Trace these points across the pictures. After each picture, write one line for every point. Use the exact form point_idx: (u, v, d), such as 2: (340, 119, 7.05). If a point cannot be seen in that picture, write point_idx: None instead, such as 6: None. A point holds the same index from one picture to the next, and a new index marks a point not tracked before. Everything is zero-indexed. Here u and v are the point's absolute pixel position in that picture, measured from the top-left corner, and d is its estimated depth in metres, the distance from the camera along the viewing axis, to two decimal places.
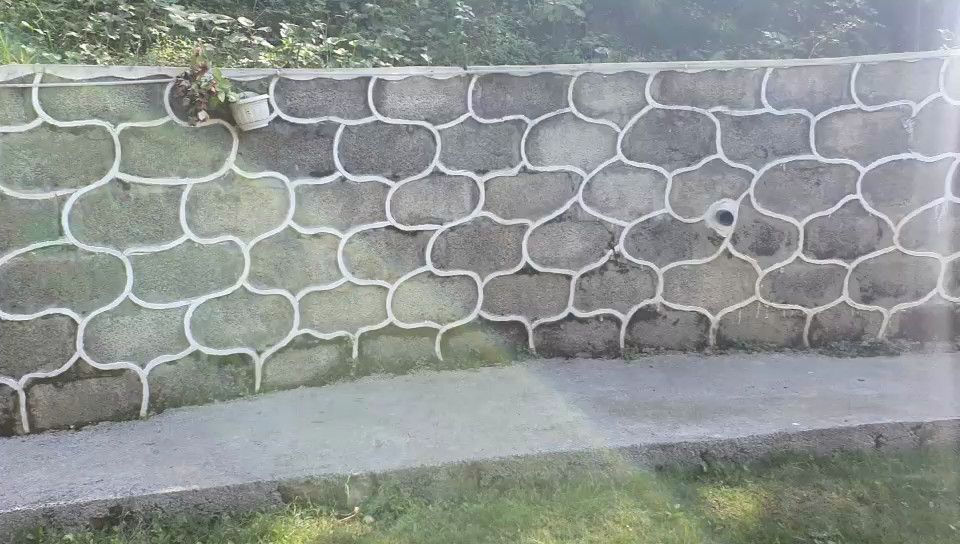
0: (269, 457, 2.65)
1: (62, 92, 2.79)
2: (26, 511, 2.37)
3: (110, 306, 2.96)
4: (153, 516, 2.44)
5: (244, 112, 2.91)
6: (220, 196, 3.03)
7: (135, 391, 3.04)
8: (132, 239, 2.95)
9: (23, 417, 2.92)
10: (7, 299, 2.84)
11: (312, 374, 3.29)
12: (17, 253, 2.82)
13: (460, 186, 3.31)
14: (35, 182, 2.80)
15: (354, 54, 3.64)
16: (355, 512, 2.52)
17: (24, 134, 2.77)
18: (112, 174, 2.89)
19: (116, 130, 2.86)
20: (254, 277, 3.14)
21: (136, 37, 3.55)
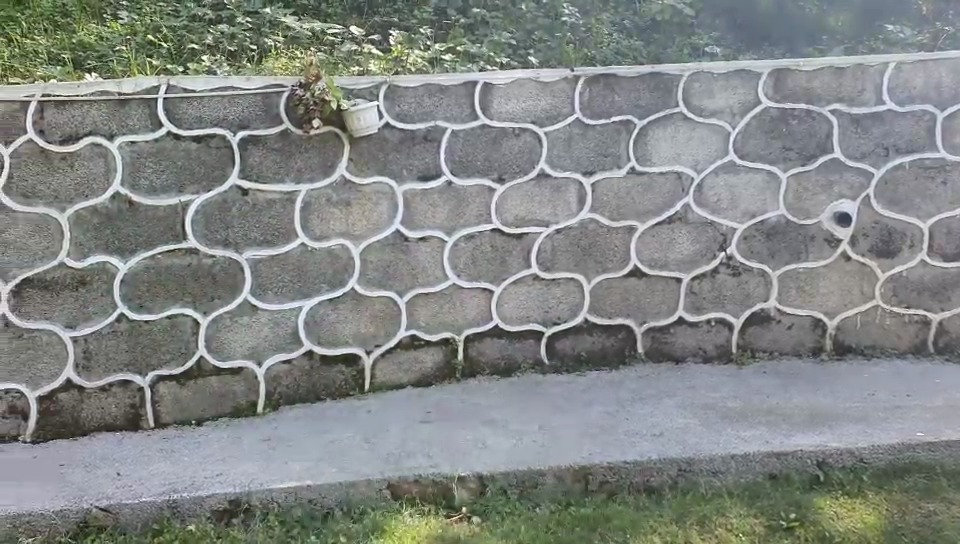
0: (378, 455, 2.70)
1: (186, 102, 2.92)
2: (151, 502, 2.48)
3: (229, 306, 3.08)
4: (270, 510, 2.52)
5: (355, 119, 2.99)
6: (333, 200, 3.11)
7: (252, 389, 3.15)
8: (250, 242, 3.06)
9: (149, 412, 3.07)
10: (135, 300, 2.99)
11: (419, 375, 3.33)
12: (144, 256, 2.97)
13: (567, 188, 3.30)
14: (162, 188, 2.94)
15: (461, 60, 3.69)
16: (463, 512, 2.55)
17: (151, 143, 2.91)
18: (233, 180, 3.00)
19: (236, 138, 2.98)
20: (365, 279, 3.20)
21: (253, 48, 3.70)
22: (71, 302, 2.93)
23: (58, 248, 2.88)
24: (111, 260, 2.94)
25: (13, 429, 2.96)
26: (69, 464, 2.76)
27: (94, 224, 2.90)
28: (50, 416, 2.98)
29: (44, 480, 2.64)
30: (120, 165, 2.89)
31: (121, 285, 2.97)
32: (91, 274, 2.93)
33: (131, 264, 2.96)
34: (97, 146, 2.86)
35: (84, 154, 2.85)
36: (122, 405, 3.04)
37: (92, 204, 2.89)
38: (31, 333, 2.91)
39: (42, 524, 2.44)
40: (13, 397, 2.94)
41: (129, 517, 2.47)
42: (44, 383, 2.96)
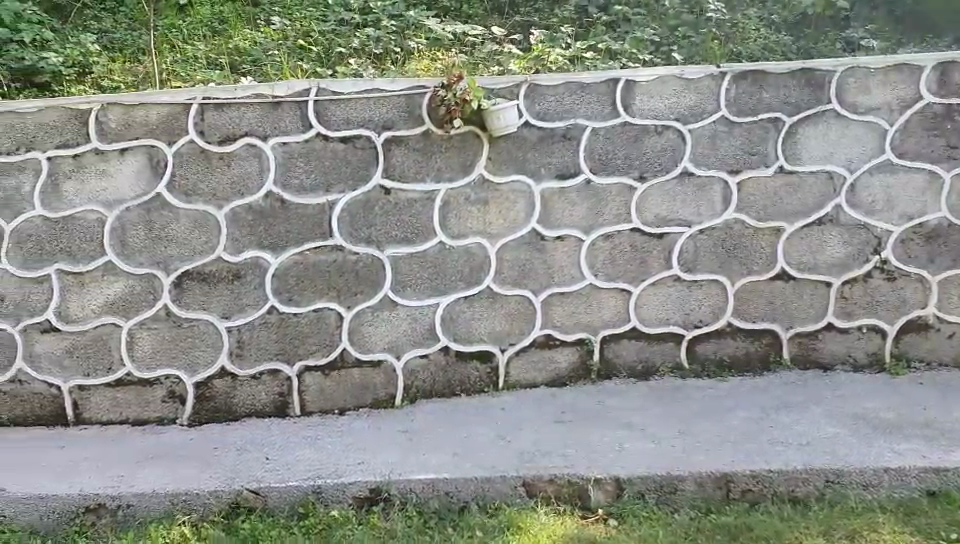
0: (514, 452, 2.72)
1: (333, 105, 3.03)
2: (297, 487, 2.59)
3: (370, 301, 3.17)
4: (408, 500, 2.57)
5: (495, 118, 3.01)
6: (471, 199, 3.15)
7: (391, 382, 3.23)
8: (391, 240, 3.14)
9: (295, 401, 3.19)
10: (284, 293, 3.13)
11: (554, 375, 3.32)
12: (293, 252, 3.10)
13: (711, 187, 3.22)
14: (311, 187, 3.07)
15: (603, 57, 3.67)
16: (599, 514, 2.53)
17: (302, 144, 3.04)
18: (376, 179, 3.10)
19: (379, 138, 3.07)
20: (501, 278, 3.23)
21: (397, 50, 3.80)
22: (226, 295, 3.10)
23: (215, 244, 3.06)
24: (263, 254, 3.09)
25: (172, 412, 3.15)
26: (222, 447, 2.92)
27: (248, 221, 3.05)
28: (204, 401, 3.16)
29: (200, 461, 2.80)
30: (272, 165, 3.03)
31: (272, 279, 3.11)
32: (244, 268, 3.09)
33: (280, 259, 3.10)
34: (253, 146, 3.01)
35: (240, 154, 3.01)
36: (269, 393, 3.18)
37: (248, 202, 3.04)
38: (189, 323, 3.10)
39: (197, 503, 2.58)
40: (172, 382, 3.14)
41: (277, 500, 2.59)
42: (200, 370, 3.14)
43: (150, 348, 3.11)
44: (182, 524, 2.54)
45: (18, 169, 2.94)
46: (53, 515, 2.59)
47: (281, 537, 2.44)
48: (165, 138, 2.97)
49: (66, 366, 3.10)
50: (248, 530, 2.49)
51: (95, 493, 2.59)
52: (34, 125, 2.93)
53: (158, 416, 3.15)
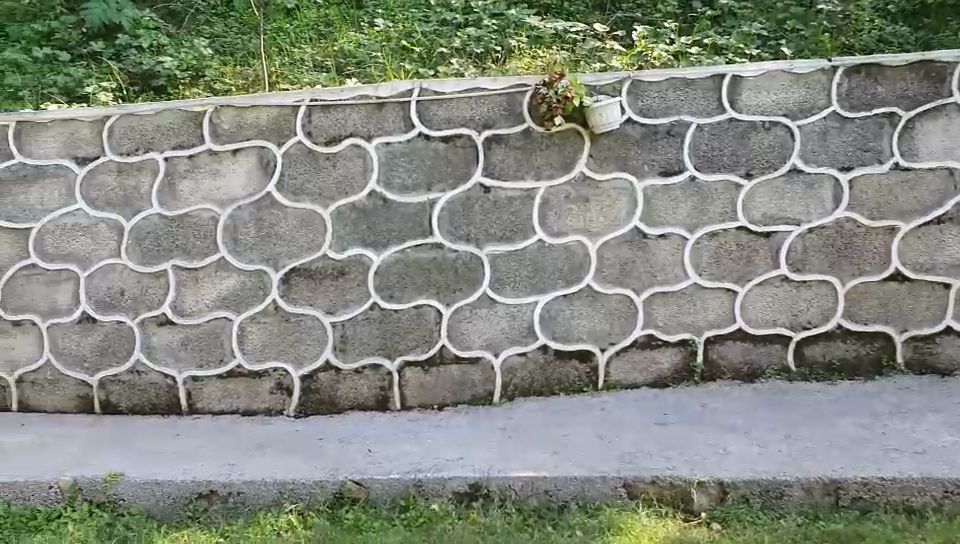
0: (614, 453, 2.70)
1: (435, 105, 3.11)
2: (399, 480, 2.64)
3: (469, 299, 3.20)
4: (508, 497, 2.59)
5: (597, 116, 3.01)
6: (572, 197, 3.14)
7: (489, 379, 3.23)
8: (491, 238, 3.16)
9: (396, 395, 3.24)
10: (386, 290, 3.20)
11: (656, 376, 3.25)
12: (396, 249, 3.17)
13: (821, 184, 3.12)
14: (413, 187, 3.15)
15: (708, 52, 3.61)
16: (701, 517, 2.48)
17: (404, 144, 3.13)
18: (476, 178, 3.14)
19: (480, 137, 3.11)
20: (602, 276, 3.19)
21: (498, 49, 3.82)
22: (330, 290, 3.20)
23: (321, 242, 3.18)
24: (366, 252, 3.18)
25: (279, 404, 3.26)
26: (326, 439, 2.99)
27: (352, 218, 3.16)
28: (310, 393, 3.25)
29: (306, 452, 2.88)
30: (376, 164, 3.14)
31: (375, 277, 3.20)
32: (349, 265, 3.19)
33: (383, 257, 3.18)
34: (357, 146, 3.13)
35: (344, 154, 3.14)
36: (372, 388, 3.24)
37: (352, 200, 3.16)
38: (296, 317, 3.22)
39: (303, 492, 2.66)
40: (279, 375, 3.25)
41: (379, 492, 2.64)
42: (306, 363, 3.24)
43: (259, 341, 3.24)
44: (289, 512, 2.61)
45: (138, 169, 3.18)
46: (167, 500, 2.70)
47: (383, 528, 2.49)
48: (275, 139, 3.14)
49: (181, 356, 3.27)
50: (352, 520, 2.55)
51: (207, 480, 2.70)
52: (153, 127, 3.17)
53: (267, 407, 3.27)
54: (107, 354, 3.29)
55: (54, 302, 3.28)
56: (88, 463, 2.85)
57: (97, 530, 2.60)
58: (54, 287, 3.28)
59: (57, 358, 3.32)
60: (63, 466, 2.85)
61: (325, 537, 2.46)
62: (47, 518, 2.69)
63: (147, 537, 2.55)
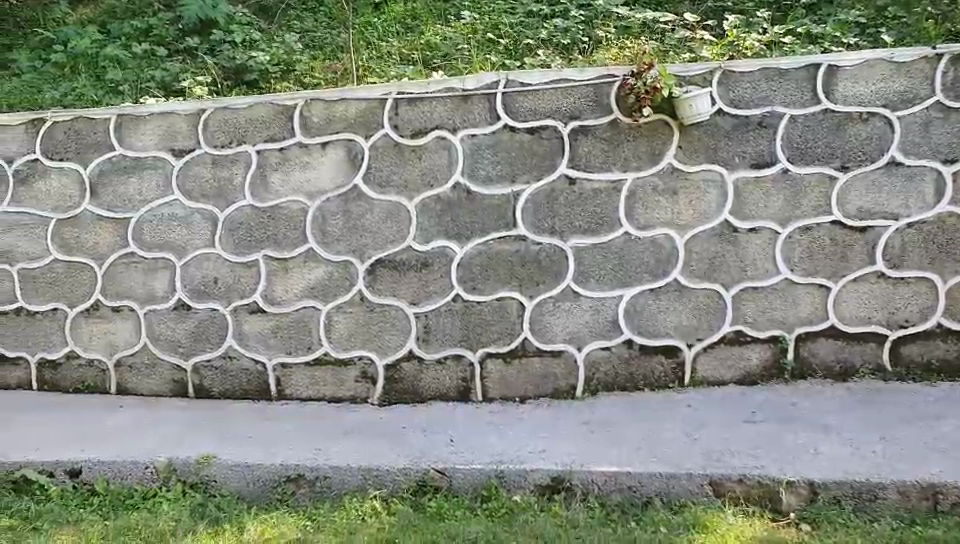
0: (700, 450, 2.66)
1: (521, 96, 3.12)
2: (481, 470, 2.66)
3: (553, 292, 3.18)
4: (590, 491, 2.57)
5: (686, 106, 2.96)
6: (659, 189, 3.09)
7: (572, 373, 3.21)
8: (576, 231, 3.14)
9: (478, 386, 3.25)
10: (469, 282, 3.22)
11: (744, 373, 3.17)
12: (479, 241, 3.19)
13: (922, 177, 3.00)
14: (497, 178, 3.16)
15: (803, 41, 3.51)
16: (790, 518, 2.42)
17: (489, 136, 3.15)
18: (561, 170, 3.12)
19: (566, 129, 3.10)
20: (690, 270, 3.13)
21: (585, 40, 3.81)
22: (414, 282, 3.25)
23: (406, 234, 3.23)
24: (450, 244, 3.21)
25: (364, 392, 3.32)
26: (410, 427, 3.03)
27: (437, 211, 3.20)
28: (393, 382, 3.30)
29: (389, 439, 2.92)
30: (461, 156, 3.17)
31: (458, 268, 3.22)
32: (432, 257, 3.22)
33: (466, 249, 3.20)
34: (443, 139, 3.18)
35: (430, 147, 3.19)
36: (454, 378, 3.26)
37: (436, 193, 3.20)
38: (381, 307, 3.28)
39: (387, 479, 2.70)
40: (364, 364, 3.31)
41: (462, 481, 2.66)
42: (389, 352, 3.29)
43: (345, 330, 3.31)
44: (373, 498, 2.65)
45: (230, 162, 3.32)
46: (256, 483, 2.78)
47: (465, 517, 2.51)
48: (362, 133, 3.23)
49: (271, 344, 3.36)
50: (434, 508, 2.57)
51: (295, 464, 2.77)
52: (246, 121, 3.31)
53: (352, 395, 3.33)
54: (200, 340, 3.42)
55: (150, 289, 3.44)
56: (182, 445, 2.95)
57: (190, 509, 2.69)
58: (151, 275, 3.43)
59: (153, 343, 3.46)
60: (158, 447, 2.95)
61: (409, 524, 2.49)
62: (142, 497, 2.80)
63: (237, 517, 2.62)
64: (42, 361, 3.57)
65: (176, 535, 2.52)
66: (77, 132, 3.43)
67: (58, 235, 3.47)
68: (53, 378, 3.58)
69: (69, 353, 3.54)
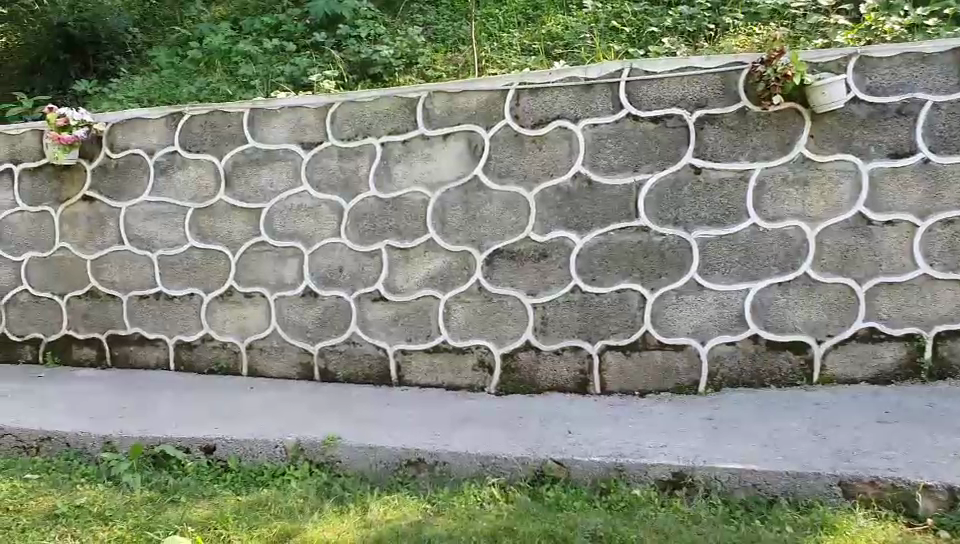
0: (829, 450, 2.57)
1: (645, 85, 3.09)
2: (600, 463, 2.65)
3: (676, 284, 3.13)
4: (713, 488, 2.53)
5: (819, 94, 2.86)
6: (789, 179, 2.99)
7: (694, 368, 3.14)
8: (701, 222, 3.08)
9: (596, 378, 3.23)
10: (589, 273, 3.20)
11: (877, 371, 3.02)
12: (600, 232, 3.17)
13: None
14: (619, 168, 3.13)
15: (948, 23, 3.35)
16: (927, 523, 2.31)
17: (611, 125, 3.13)
18: (686, 159, 3.07)
19: (692, 118, 3.05)
20: (820, 263, 3.01)
21: (712, 27, 3.76)
22: (533, 272, 3.26)
23: (525, 224, 3.25)
24: (569, 234, 3.20)
25: (481, 380, 3.35)
26: (528, 417, 3.04)
27: (556, 201, 3.20)
28: (511, 371, 3.32)
29: (508, 428, 2.95)
30: (583, 146, 3.16)
31: (578, 259, 3.21)
32: (552, 247, 3.23)
33: (586, 240, 3.19)
34: (564, 129, 3.18)
35: (552, 137, 3.19)
36: (573, 370, 3.25)
37: (557, 183, 3.20)
38: (500, 297, 3.31)
39: (505, 467, 2.72)
40: (482, 352, 3.34)
41: (580, 473, 2.66)
42: (508, 342, 3.31)
43: (464, 319, 3.36)
44: (492, 485, 2.69)
45: (356, 153, 3.46)
46: (380, 465, 2.86)
47: (585, 508, 2.51)
48: (483, 123, 3.27)
49: (392, 331, 3.46)
50: (553, 498, 2.59)
51: (416, 449, 2.83)
52: (371, 114, 3.43)
53: (469, 383, 3.37)
54: (326, 326, 3.56)
55: (281, 276, 3.61)
56: (309, 427, 3.06)
57: (316, 488, 2.79)
58: (281, 263, 3.61)
59: (282, 328, 3.63)
60: (287, 427, 3.08)
61: (527, 512, 2.51)
62: (272, 474, 2.92)
63: (361, 497, 2.70)
64: (180, 342, 3.80)
65: (303, 512, 2.62)
66: (214, 125, 3.66)
67: (195, 224, 3.73)
68: (189, 359, 3.80)
69: (205, 336, 3.75)
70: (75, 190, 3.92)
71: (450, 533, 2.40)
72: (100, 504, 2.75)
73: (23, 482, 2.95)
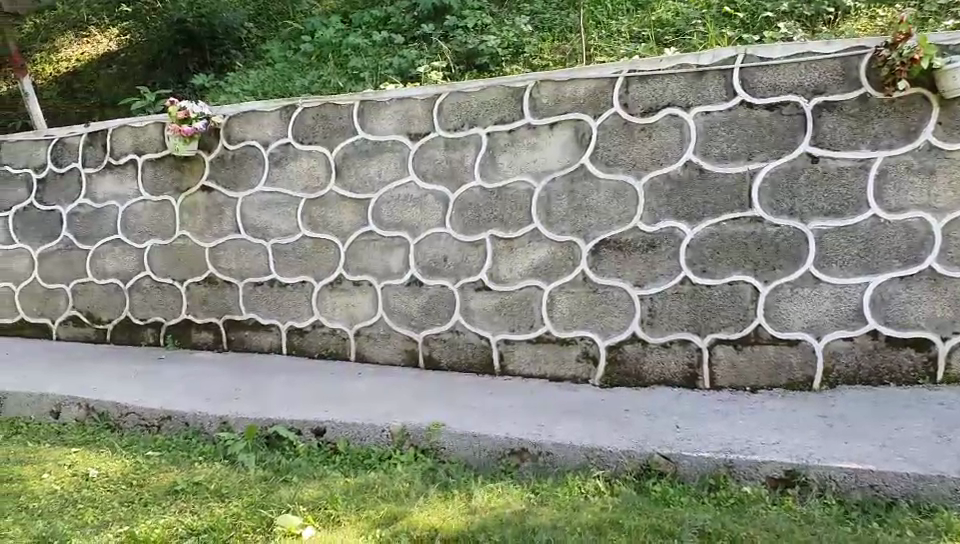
0: (955, 452, 2.45)
1: (760, 71, 3.00)
2: (709, 458, 2.60)
3: (790, 276, 3.02)
4: (827, 488, 2.45)
5: (949, 78, 2.71)
6: (913, 169, 2.84)
7: (808, 363, 3.03)
8: (818, 212, 2.97)
9: (705, 372, 3.16)
10: (699, 264, 3.14)
11: None
12: (711, 223, 3.10)
13: None
14: (732, 156, 3.05)
15: None
16: None
17: (723, 113, 3.05)
18: (802, 148, 2.96)
19: (809, 105, 2.94)
20: (946, 257, 2.85)
21: (831, 10, 3.64)
22: (640, 263, 3.22)
23: (633, 214, 3.21)
24: (679, 225, 3.14)
25: (586, 372, 3.33)
26: (634, 410, 3.01)
27: (666, 190, 3.15)
28: (616, 364, 3.28)
29: (613, 421, 2.92)
30: (694, 134, 3.10)
31: (687, 251, 3.15)
32: (660, 238, 3.18)
33: (696, 231, 3.12)
34: (675, 117, 3.12)
35: (662, 125, 3.14)
36: (680, 363, 3.19)
37: (666, 172, 3.14)
38: (606, 288, 3.28)
39: (610, 460, 2.70)
40: (587, 344, 3.32)
41: (688, 468, 2.62)
42: (614, 334, 3.28)
43: (569, 310, 3.34)
44: (597, 477, 2.67)
45: (462, 143, 3.49)
46: (484, 453, 2.89)
47: (692, 504, 2.47)
48: (591, 112, 3.25)
49: (495, 321, 3.48)
50: (660, 493, 2.55)
51: (520, 438, 2.84)
52: (478, 104, 3.45)
53: (573, 374, 3.36)
54: (431, 314, 3.61)
55: (387, 265, 3.69)
56: (415, 413, 3.11)
57: (421, 473, 2.83)
58: (388, 253, 3.68)
59: (389, 316, 3.70)
60: (393, 413, 3.13)
61: (632, 505, 2.48)
62: (379, 458, 2.98)
63: (465, 484, 2.73)
64: (291, 328, 3.92)
65: (409, 496, 2.66)
66: (325, 117, 3.76)
67: (306, 214, 3.84)
68: (300, 344, 3.91)
69: (315, 323, 3.86)
70: (194, 180, 4.09)
71: (555, 523, 2.40)
72: (217, 481, 2.86)
73: (147, 459, 3.11)
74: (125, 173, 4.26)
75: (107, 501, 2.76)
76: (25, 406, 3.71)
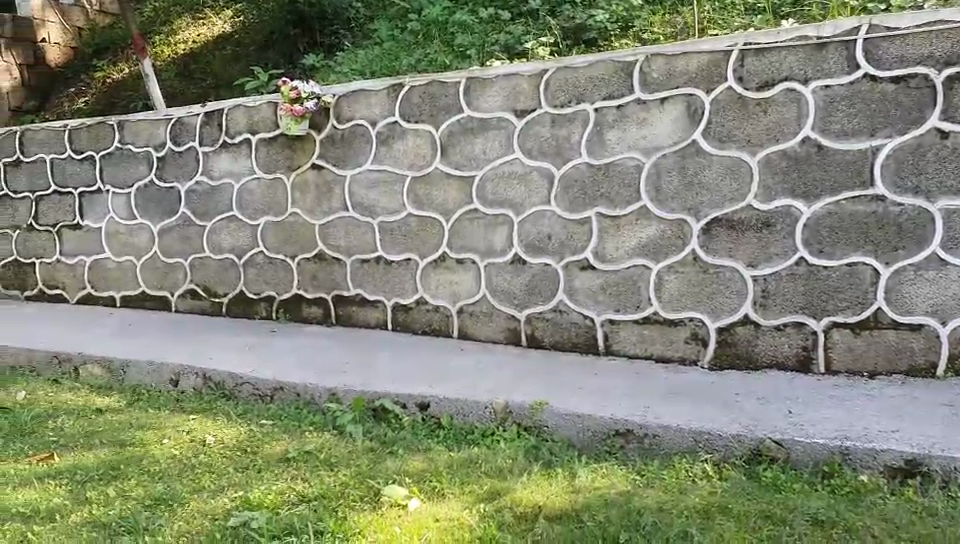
0: None
1: (886, 42, 2.85)
2: (823, 445, 2.51)
3: (914, 258, 2.88)
4: (952, 479, 2.34)
5: None
6: None
7: (932, 349, 2.88)
8: (946, 191, 2.81)
9: (820, 356, 3.04)
10: (815, 245, 3.02)
11: None
12: (829, 201, 2.97)
13: None
14: (853, 132, 2.92)
15: None
16: None
17: (845, 87, 2.91)
18: (931, 123, 2.81)
19: (940, 77, 2.78)
20: None
21: None
22: (753, 242, 3.12)
23: (746, 192, 3.12)
24: (795, 203, 3.03)
25: (694, 354, 3.27)
26: (743, 394, 2.93)
27: (782, 167, 3.04)
28: (725, 346, 3.20)
29: (721, 404, 2.86)
30: (812, 109, 2.97)
31: (803, 230, 3.03)
32: (775, 216, 3.07)
33: (814, 209, 3.00)
34: (792, 91, 3.00)
35: (779, 100, 3.02)
36: (794, 346, 3.08)
37: (783, 149, 3.03)
38: (715, 268, 3.20)
39: (719, 444, 2.64)
40: (695, 325, 3.25)
41: (801, 454, 2.54)
42: (724, 315, 3.20)
43: (676, 291, 3.28)
44: (705, 461, 2.62)
45: (569, 120, 3.45)
46: (588, 432, 2.87)
47: (805, 491, 2.39)
48: (704, 86, 3.17)
49: (599, 301, 3.44)
50: (771, 479, 2.48)
51: (625, 419, 2.80)
52: (586, 79, 3.40)
53: (680, 356, 3.29)
54: (535, 293, 3.60)
55: (491, 243, 3.70)
56: (519, 391, 3.12)
57: (525, 450, 2.84)
58: (493, 230, 3.69)
59: (493, 294, 3.70)
60: (497, 390, 3.15)
61: (741, 490, 2.43)
62: (483, 433, 3.01)
63: (569, 463, 2.72)
64: (397, 304, 3.98)
65: (513, 473, 2.67)
66: (432, 95, 3.78)
67: (412, 192, 3.89)
68: (406, 320, 3.97)
69: (420, 299, 3.91)
70: (305, 158, 4.19)
71: (662, 505, 2.37)
72: (326, 451, 2.94)
73: (260, 427, 3.21)
74: (239, 151, 4.39)
75: (222, 467, 2.88)
76: (146, 375, 3.89)
